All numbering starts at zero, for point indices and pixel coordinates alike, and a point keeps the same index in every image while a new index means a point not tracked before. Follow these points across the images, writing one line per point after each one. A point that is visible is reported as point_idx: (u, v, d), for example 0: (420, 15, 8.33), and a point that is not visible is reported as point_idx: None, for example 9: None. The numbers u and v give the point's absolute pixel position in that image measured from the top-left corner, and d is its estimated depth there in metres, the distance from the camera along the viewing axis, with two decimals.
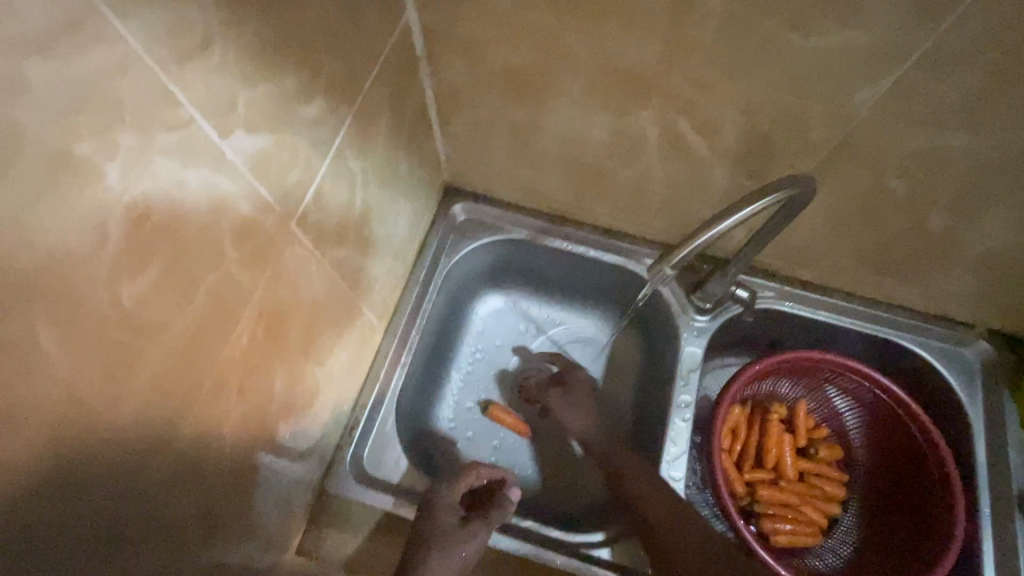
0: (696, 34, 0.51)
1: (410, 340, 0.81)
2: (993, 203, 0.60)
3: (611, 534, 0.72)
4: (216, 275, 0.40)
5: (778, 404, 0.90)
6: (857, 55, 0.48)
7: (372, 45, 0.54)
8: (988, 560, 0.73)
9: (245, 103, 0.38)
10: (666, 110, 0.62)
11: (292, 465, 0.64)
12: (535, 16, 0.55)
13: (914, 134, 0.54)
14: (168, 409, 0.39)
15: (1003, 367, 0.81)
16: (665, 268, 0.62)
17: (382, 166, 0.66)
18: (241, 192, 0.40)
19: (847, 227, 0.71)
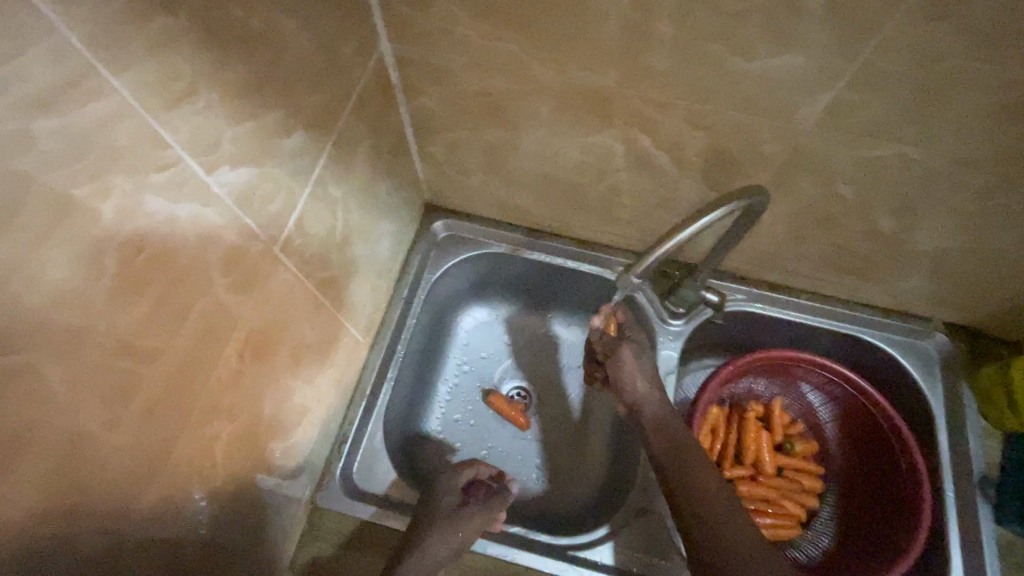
0: (651, 61, 0.55)
1: (395, 356, 0.83)
2: (935, 206, 0.64)
3: (597, 535, 0.74)
4: (205, 302, 0.42)
5: (755, 403, 0.93)
6: (797, 76, 0.53)
7: (348, 79, 0.57)
8: (956, 543, 0.75)
9: (230, 141, 0.41)
10: (629, 129, 0.65)
11: (283, 482, 0.65)
12: (502, 46, 0.58)
13: (856, 145, 0.59)
14: (163, 432, 0.41)
15: (960, 357, 0.86)
16: (632, 277, 0.65)
17: (363, 190, 0.68)
18: (228, 223, 0.42)
19: (806, 232, 0.75)
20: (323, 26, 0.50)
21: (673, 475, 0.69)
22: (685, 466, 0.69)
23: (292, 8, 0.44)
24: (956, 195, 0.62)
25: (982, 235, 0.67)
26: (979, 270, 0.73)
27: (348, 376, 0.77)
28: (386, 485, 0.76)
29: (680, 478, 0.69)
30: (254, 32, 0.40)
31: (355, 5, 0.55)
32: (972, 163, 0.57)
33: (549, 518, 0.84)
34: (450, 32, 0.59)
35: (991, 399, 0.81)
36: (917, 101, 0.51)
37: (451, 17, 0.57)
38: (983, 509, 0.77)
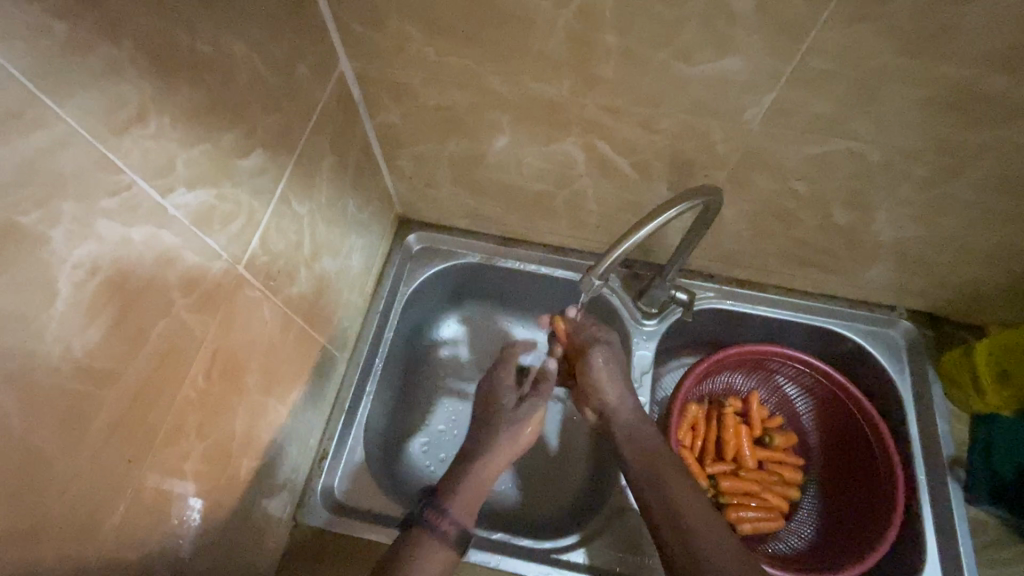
0: (599, 70, 0.58)
1: (374, 369, 0.83)
2: (883, 197, 0.67)
3: (580, 538, 0.75)
4: (166, 321, 0.43)
5: (733, 398, 0.93)
6: (737, 79, 0.55)
7: (308, 99, 0.59)
8: (929, 527, 0.77)
9: (185, 164, 0.42)
10: (587, 136, 0.67)
11: (262, 500, 0.65)
12: (457, 61, 0.61)
13: (801, 142, 0.61)
14: (127, 451, 0.41)
15: (925, 344, 0.88)
16: (593, 279, 0.66)
17: (330, 207, 0.69)
18: (186, 244, 0.43)
19: (766, 228, 0.78)
20: (277, 50, 0.51)
21: (645, 482, 0.69)
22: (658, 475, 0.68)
23: (243, 33, 0.46)
24: (901, 185, 0.64)
25: (930, 223, 0.70)
26: (932, 256, 0.76)
27: (324, 392, 0.78)
28: (368, 499, 0.76)
29: (654, 486, 0.68)
30: (204, 58, 0.42)
31: (311, 29, 0.56)
32: (911, 154, 0.60)
33: (534, 524, 0.84)
34: (406, 49, 0.61)
35: (957, 380, 0.83)
36: (851, 97, 0.54)
37: (406, 35, 0.59)
38: (954, 489, 0.78)
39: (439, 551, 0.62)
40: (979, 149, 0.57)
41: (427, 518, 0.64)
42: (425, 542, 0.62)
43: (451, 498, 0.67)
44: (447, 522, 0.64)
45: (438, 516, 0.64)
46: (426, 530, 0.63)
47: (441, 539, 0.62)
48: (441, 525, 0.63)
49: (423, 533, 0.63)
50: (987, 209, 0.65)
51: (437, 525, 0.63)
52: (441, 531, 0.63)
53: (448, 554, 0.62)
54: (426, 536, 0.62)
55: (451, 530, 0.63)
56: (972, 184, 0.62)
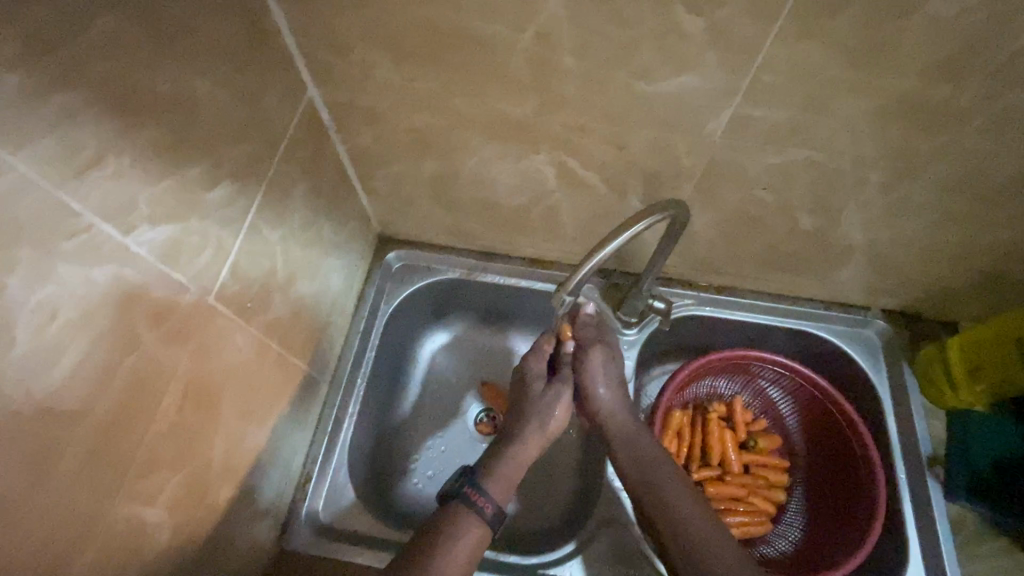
0: (562, 90, 0.59)
1: (356, 391, 0.83)
2: (846, 202, 0.68)
3: (565, 551, 0.75)
4: (134, 358, 0.43)
5: (717, 403, 0.94)
6: (696, 95, 0.57)
7: (276, 128, 0.59)
8: (911, 526, 0.78)
9: (147, 202, 0.42)
10: (556, 153, 0.68)
11: (245, 527, 0.65)
12: (423, 85, 0.62)
13: (763, 153, 0.62)
14: (97, 489, 0.42)
15: (900, 342, 0.89)
16: (564, 295, 0.66)
17: (305, 231, 0.70)
18: (151, 280, 0.44)
19: (737, 236, 0.79)
20: (242, 82, 0.52)
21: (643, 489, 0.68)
22: (653, 481, 0.68)
23: (204, 70, 0.46)
24: (862, 190, 0.66)
25: (894, 226, 0.71)
26: (900, 257, 0.78)
27: (305, 416, 0.78)
28: (355, 522, 0.76)
29: (653, 493, 0.67)
30: (165, 97, 0.42)
31: (276, 59, 0.57)
32: (868, 161, 0.61)
33: (522, 538, 0.83)
34: (373, 75, 0.62)
35: (933, 377, 0.84)
36: (805, 110, 0.56)
37: (371, 62, 0.60)
38: (934, 486, 0.79)
39: (477, 527, 0.62)
40: (932, 155, 0.59)
41: (467, 494, 0.64)
42: (464, 517, 0.62)
43: (489, 476, 0.67)
44: (487, 500, 0.64)
45: (478, 494, 0.64)
46: (467, 505, 0.63)
47: (480, 516, 0.63)
48: (481, 502, 0.64)
49: (464, 508, 0.63)
50: (946, 211, 0.67)
51: (476, 502, 0.64)
52: (481, 508, 0.63)
53: (484, 531, 0.63)
54: (467, 511, 0.63)
55: (489, 506, 0.64)
56: (929, 187, 0.64)
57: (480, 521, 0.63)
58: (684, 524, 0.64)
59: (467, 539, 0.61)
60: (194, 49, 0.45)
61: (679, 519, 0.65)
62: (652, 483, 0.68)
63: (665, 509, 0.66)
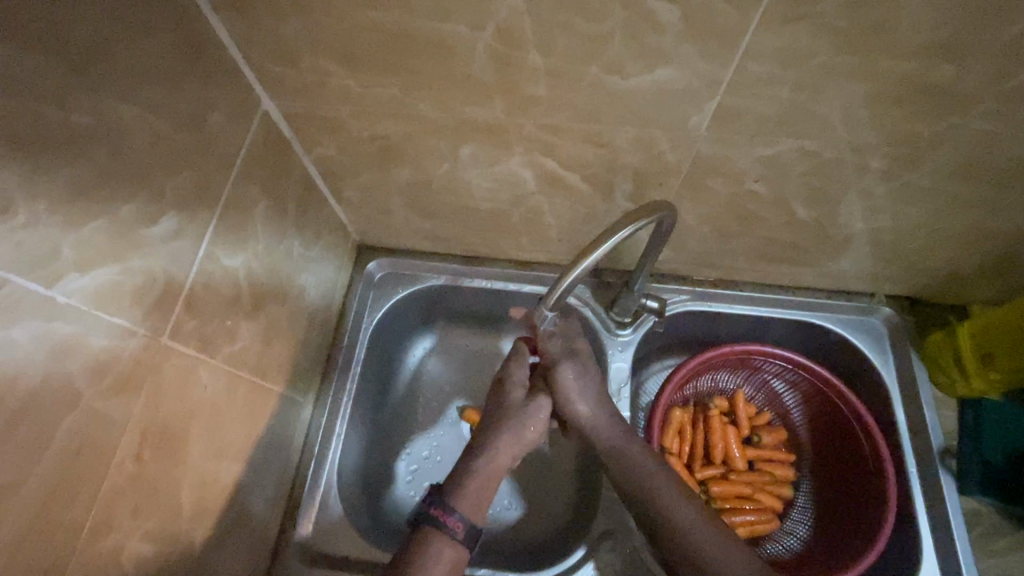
0: (532, 90, 0.54)
1: (342, 409, 0.80)
2: (845, 191, 0.64)
3: (566, 565, 0.71)
4: (74, 417, 0.40)
5: (718, 398, 0.87)
6: (676, 88, 0.52)
7: (226, 148, 0.55)
8: (924, 523, 0.74)
9: (72, 246, 0.39)
10: (532, 154, 0.64)
11: (227, 564, 0.63)
12: (383, 91, 0.57)
13: (753, 144, 0.58)
14: (46, 558, 0.39)
15: (907, 329, 0.84)
16: (547, 309, 0.61)
17: (271, 251, 0.66)
18: (88, 330, 0.41)
19: (730, 230, 0.75)
20: (179, 104, 0.48)
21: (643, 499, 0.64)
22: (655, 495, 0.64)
23: (129, 95, 0.43)
24: (861, 178, 0.61)
25: (897, 213, 0.67)
26: (904, 244, 0.73)
27: (290, 441, 0.74)
28: (345, 545, 0.72)
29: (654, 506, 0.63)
30: (82, 130, 0.39)
31: (220, 74, 0.53)
32: (867, 147, 0.57)
33: (525, 550, 0.79)
34: (328, 83, 0.58)
35: (942, 364, 0.80)
36: (795, 97, 0.51)
37: (324, 69, 0.56)
38: (946, 479, 0.75)
39: (450, 550, 0.56)
40: (934, 138, 0.55)
41: (433, 516, 0.58)
42: (436, 542, 0.57)
43: (459, 493, 0.60)
44: (456, 521, 0.58)
45: (445, 514, 0.58)
46: (436, 528, 0.57)
47: (452, 538, 0.57)
48: (450, 523, 0.57)
49: (434, 533, 0.57)
50: (951, 196, 0.63)
51: (445, 524, 0.57)
52: (449, 529, 0.57)
53: (458, 551, 0.57)
54: (437, 535, 0.57)
55: (459, 526, 0.57)
56: (933, 172, 0.59)
57: (454, 544, 0.57)
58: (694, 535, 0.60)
59: (441, 564, 0.55)
60: (114, 74, 0.41)
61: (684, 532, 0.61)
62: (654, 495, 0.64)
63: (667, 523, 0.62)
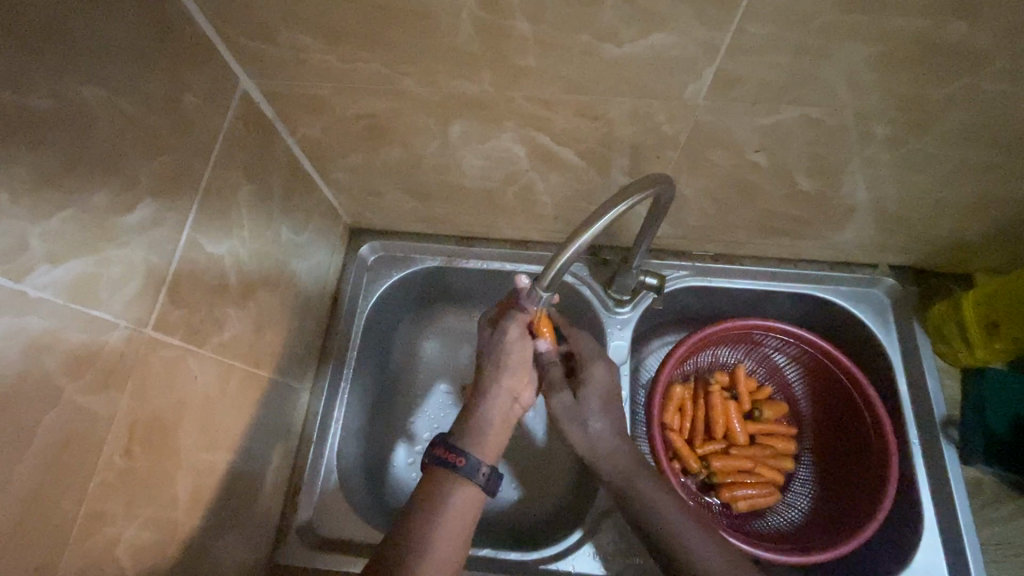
0: (521, 61, 0.52)
1: (339, 394, 0.79)
2: (849, 160, 0.61)
3: (567, 543, 0.71)
4: (55, 414, 0.39)
5: (718, 372, 0.86)
6: (672, 54, 0.49)
7: (203, 130, 0.53)
8: (925, 494, 0.74)
9: (39, 238, 0.37)
10: (523, 129, 0.61)
11: (229, 551, 0.63)
12: (365, 66, 0.55)
13: (753, 112, 0.56)
14: (34, 558, 0.39)
15: (910, 299, 0.83)
16: (540, 292, 0.59)
17: (258, 237, 0.64)
18: (64, 324, 0.39)
19: (730, 203, 0.73)
20: (148, 86, 0.46)
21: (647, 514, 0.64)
22: (655, 507, 0.64)
23: (93, 76, 0.40)
24: (866, 146, 0.59)
25: (903, 181, 0.65)
26: (909, 213, 0.71)
27: (289, 427, 0.74)
28: (347, 529, 0.72)
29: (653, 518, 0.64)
30: (43, 116, 0.37)
31: (191, 51, 0.50)
32: (871, 113, 0.54)
33: (527, 529, 0.79)
34: (307, 59, 0.55)
35: (945, 334, 0.79)
36: (799, 60, 0.49)
37: (303, 45, 0.53)
38: (947, 449, 0.75)
39: (458, 486, 0.57)
40: (944, 101, 0.52)
41: (438, 456, 0.58)
42: (448, 480, 0.57)
43: (469, 435, 0.61)
44: (460, 457, 0.58)
45: (449, 452, 0.58)
46: (444, 467, 0.58)
47: (462, 475, 0.57)
48: (454, 460, 0.58)
49: (443, 472, 0.58)
50: (958, 162, 0.60)
51: (450, 462, 0.57)
52: (456, 466, 0.57)
53: (468, 487, 0.57)
54: (445, 474, 0.57)
55: (462, 461, 0.57)
56: (942, 137, 0.57)
57: (466, 482, 0.57)
58: (694, 552, 0.61)
59: (456, 503, 0.56)
60: (73, 54, 0.39)
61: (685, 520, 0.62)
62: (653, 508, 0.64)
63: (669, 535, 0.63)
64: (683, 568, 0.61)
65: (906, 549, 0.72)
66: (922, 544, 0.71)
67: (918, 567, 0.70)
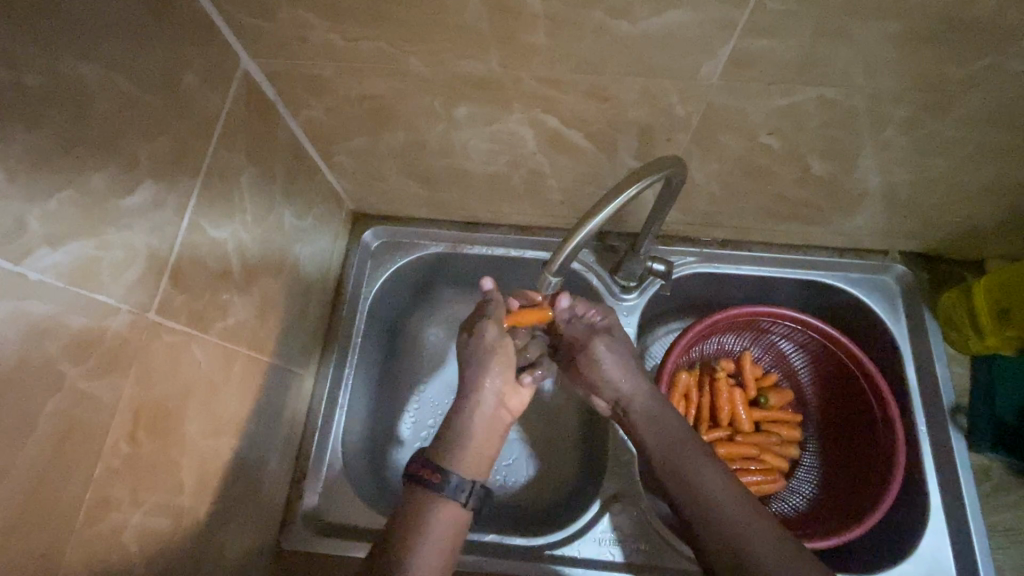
0: (530, 40, 0.50)
1: (344, 381, 0.78)
2: (863, 142, 0.60)
3: (572, 529, 0.71)
4: (58, 400, 0.39)
5: (724, 360, 0.85)
6: (687, 31, 0.48)
7: (204, 111, 0.52)
8: (932, 480, 0.73)
9: (38, 219, 0.36)
10: (531, 111, 0.60)
11: (234, 535, 0.62)
12: (369, 45, 0.53)
13: (769, 93, 0.54)
14: (40, 544, 0.38)
15: (920, 286, 0.82)
16: (550, 277, 0.59)
17: (260, 222, 0.63)
18: (64, 308, 0.38)
19: (741, 187, 0.71)
20: (146, 63, 0.44)
21: (670, 477, 0.63)
22: (675, 473, 0.63)
23: (88, 53, 0.39)
24: (883, 128, 0.58)
25: (919, 164, 0.63)
26: (922, 198, 0.70)
27: (293, 413, 0.74)
28: (352, 514, 0.72)
29: (670, 476, 0.63)
30: (37, 93, 0.36)
31: (189, 27, 0.49)
32: (889, 93, 0.53)
33: (532, 515, 0.79)
34: (309, 38, 0.53)
35: (956, 322, 0.78)
36: (818, 37, 0.47)
37: (304, 22, 0.51)
38: (955, 435, 0.75)
39: (433, 501, 0.57)
40: (966, 81, 0.51)
41: (414, 473, 0.58)
42: (422, 499, 0.57)
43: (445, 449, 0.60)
44: (435, 474, 0.57)
45: (424, 469, 0.58)
46: (421, 485, 0.58)
47: (440, 495, 0.57)
48: (429, 477, 0.57)
49: (419, 490, 0.57)
50: (976, 144, 0.59)
51: (425, 479, 0.57)
52: (433, 485, 0.57)
53: (445, 504, 0.57)
54: (422, 491, 0.57)
55: (437, 477, 0.57)
56: (961, 118, 0.55)
57: (446, 500, 0.57)
58: (715, 513, 0.59)
59: (433, 523, 0.56)
60: (68, 30, 0.37)
61: (702, 489, 0.61)
62: (672, 466, 0.63)
63: (684, 493, 0.62)
64: (707, 533, 0.59)
65: (912, 535, 0.72)
66: (928, 530, 0.71)
67: (923, 551, 0.70)
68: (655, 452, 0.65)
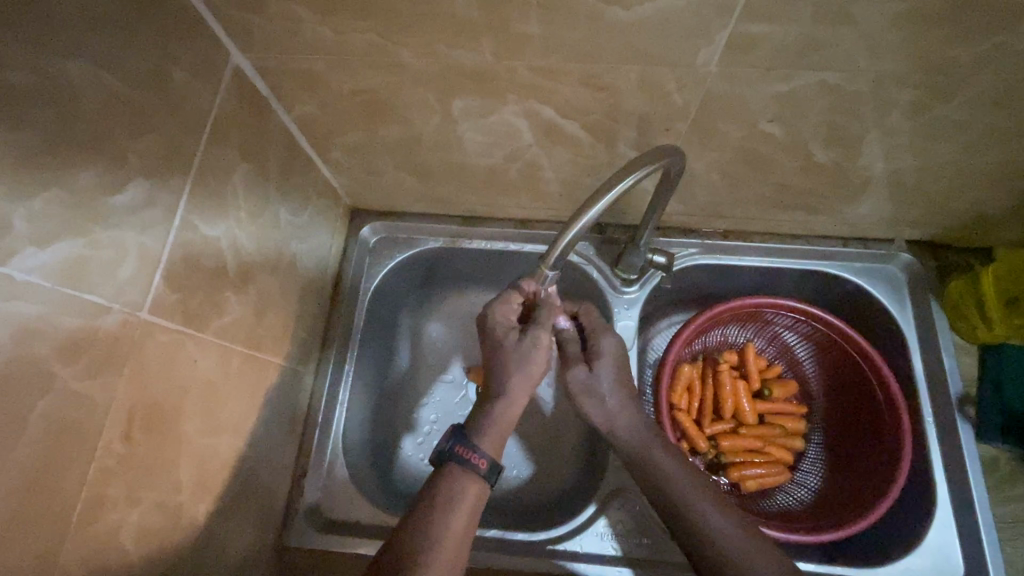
0: (523, 29, 0.49)
1: (345, 375, 0.78)
2: (867, 128, 0.59)
3: (575, 523, 0.70)
4: (49, 400, 0.38)
5: (727, 352, 0.84)
6: (681, 17, 0.47)
7: (193, 108, 0.51)
8: (939, 471, 0.72)
9: (24, 219, 0.36)
10: (526, 102, 0.59)
11: (236, 532, 0.63)
12: (360, 36, 0.52)
13: (768, 79, 0.53)
14: (34, 546, 0.38)
15: (927, 275, 0.80)
16: (547, 270, 0.59)
17: (254, 218, 0.62)
18: (54, 309, 0.38)
19: (743, 176, 0.70)
20: (133, 59, 0.44)
21: (653, 489, 0.63)
22: (670, 481, 0.62)
23: (72, 48, 0.38)
24: (886, 113, 0.56)
25: (925, 150, 0.62)
26: (929, 184, 0.68)
27: (294, 409, 0.73)
28: (356, 510, 0.72)
29: (653, 481, 0.63)
30: (19, 90, 0.35)
31: (177, 23, 0.48)
32: (893, 77, 0.51)
33: (534, 511, 0.78)
34: (299, 30, 0.52)
35: (963, 312, 0.77)
36: (819, 21, 0.46)
37: (295, 15, 0.51)
38: (963, 426, 0.73)
39: (475, 485, 0.56)
40: (972, 63, 0.49)
41: (457, 454, 0.57)
42: (460, 479, 0.56)
43: (480, 430, 0.59)
44: (479, 457, 0.57)
45: (469, 452, 0.57)
46: (463, 466, 0.57)
47: (476, 475, 0.56)
48: (474, 460, 0.56)
49: (461, 470, 0.56)
50: (983, 128, 0.57)
51: (470, 462, 0.56)
52: (474, 465, 0.56)
53: (483, 488, 0.56)
54: (465, 473, 0.56)
55: (483, 462, 0.57)
56: (968, 102, 0.54)
57: (479, 482, 0.56)
58: (711, 522, 0.59)
59: (469, 503, 0.55)
60: (50, 26, 0.37)
61: (693, 497, 0.61)
62: (660, 471, 0.63)
63: (673, 503, 0.61)
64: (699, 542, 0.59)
65: (919, 526, 0.71)
66: (935, 523, 0.70)
67: (930, 543, 0.69)
68: (648, 455, 0.64)
